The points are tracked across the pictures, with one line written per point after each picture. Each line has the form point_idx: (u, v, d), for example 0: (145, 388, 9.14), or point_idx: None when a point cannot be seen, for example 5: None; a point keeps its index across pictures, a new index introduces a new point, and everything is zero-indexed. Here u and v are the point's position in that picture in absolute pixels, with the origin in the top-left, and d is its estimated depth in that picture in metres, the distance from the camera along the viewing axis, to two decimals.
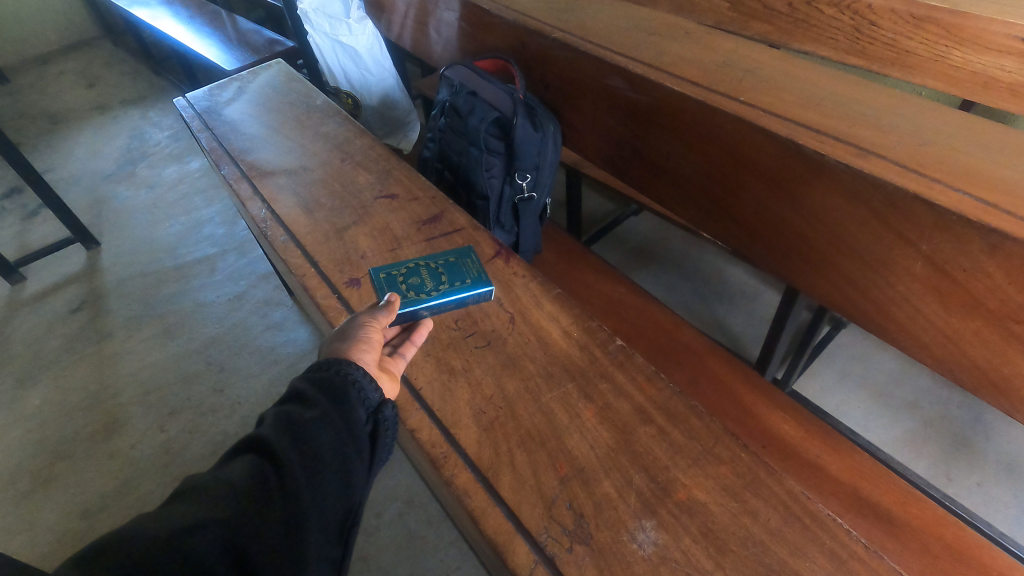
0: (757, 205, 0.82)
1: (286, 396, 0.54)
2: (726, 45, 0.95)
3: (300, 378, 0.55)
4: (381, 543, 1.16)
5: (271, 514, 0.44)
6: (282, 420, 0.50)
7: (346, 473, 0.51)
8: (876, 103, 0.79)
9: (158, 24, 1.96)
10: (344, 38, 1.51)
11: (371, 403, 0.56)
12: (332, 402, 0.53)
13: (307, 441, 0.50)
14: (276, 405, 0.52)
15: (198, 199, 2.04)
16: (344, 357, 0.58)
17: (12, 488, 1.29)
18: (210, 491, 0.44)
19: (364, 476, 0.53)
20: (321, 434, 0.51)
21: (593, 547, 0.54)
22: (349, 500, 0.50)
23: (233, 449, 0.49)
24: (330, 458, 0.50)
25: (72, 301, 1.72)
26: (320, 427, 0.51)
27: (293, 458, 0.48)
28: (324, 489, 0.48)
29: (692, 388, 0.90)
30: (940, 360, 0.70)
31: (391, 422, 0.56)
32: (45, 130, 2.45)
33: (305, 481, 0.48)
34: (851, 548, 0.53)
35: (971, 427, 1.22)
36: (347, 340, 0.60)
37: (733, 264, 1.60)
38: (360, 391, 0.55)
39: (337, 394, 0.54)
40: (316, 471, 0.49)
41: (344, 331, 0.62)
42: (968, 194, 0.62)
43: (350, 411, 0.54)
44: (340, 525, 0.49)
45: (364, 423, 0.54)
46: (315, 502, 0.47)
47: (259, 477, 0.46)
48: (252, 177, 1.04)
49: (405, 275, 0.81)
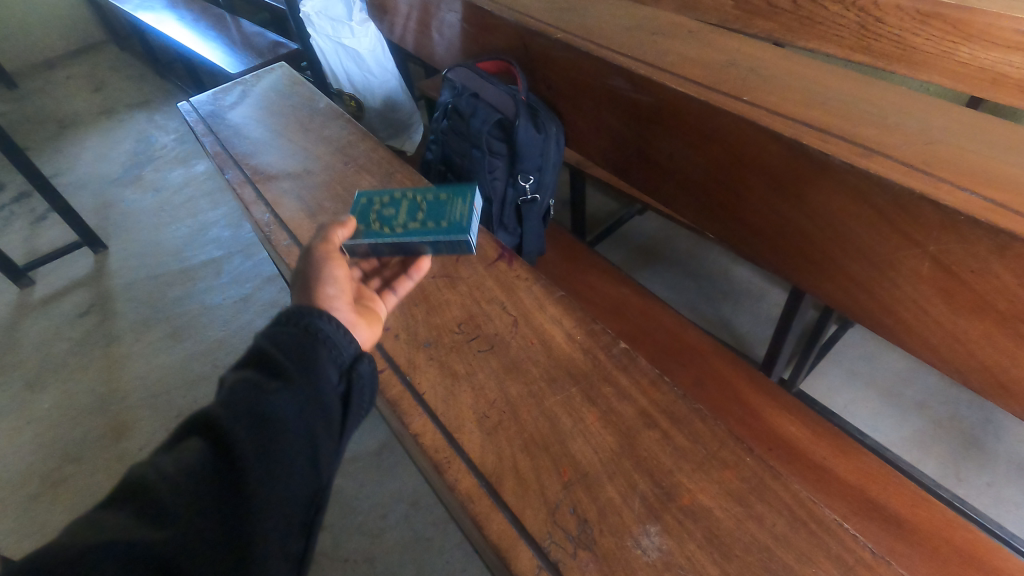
0: (761, 204, 0.81)
1: (248, 364, 0.51)
2: (729, 43, 0.94)
3: (265, 337, 0.53)
4: (388, 544, 1.16)
5: (219, 508, 0.42)
6: (239, 393, 0.48)
7: (311, 449, 0.48)
8: (882, 102, 0.78)
9: (163, 28, 1.96)
10: (347, 40, 1.52)
11: (346, 359, 0.55)
12: (300, 366, 0.51)
13: (267, 415, 0.47)
14: (236, 372, 0.50)
15: (203, 202, 2.05)
16: (311, 309, 0.57)
17: (23, 491, 1.31)
18: (153, 486, 0.42)
19: (333, 452, 0.50)
20: (283, 407, 0.48)
21: (598, 553, 0.54)
22: (317, 480, 0.48)
23: (183, 429, 0.46)
24: (295, 431, 0.47)
25: (80, 305, 1.73)
26: (283, 398, 0.48)
27: (249, 435, 0.45)
28: (287, 470, 0.45)
29: (697, 390, 0.89)
30: (948, 361, 0.70)
31: (366, 377, 0.55)
32: (52, 134, 2.47)
33: (261, 466, 0.44)
34: (858, 554, 0.52)
35: (981, 427, 1.20)
36: (311, 271, 0.64)
37: (738, 263, 1.58)
38: (332, 348, 0.54)
39: (306, 361, 0.52)
40: (276, 452, 0.46)
41: (306, 264, 0.65)
42: (975, 194, 0.61)
43: (319, 377, 0.51)
44: (304, 511, 0.46)
45: (336, 382, 0.53)
46: (274, 488, 0.44)
47: (210, 463, 0.44)
48: (256, 181, 1.04)
49: (390, 202, 0.81)
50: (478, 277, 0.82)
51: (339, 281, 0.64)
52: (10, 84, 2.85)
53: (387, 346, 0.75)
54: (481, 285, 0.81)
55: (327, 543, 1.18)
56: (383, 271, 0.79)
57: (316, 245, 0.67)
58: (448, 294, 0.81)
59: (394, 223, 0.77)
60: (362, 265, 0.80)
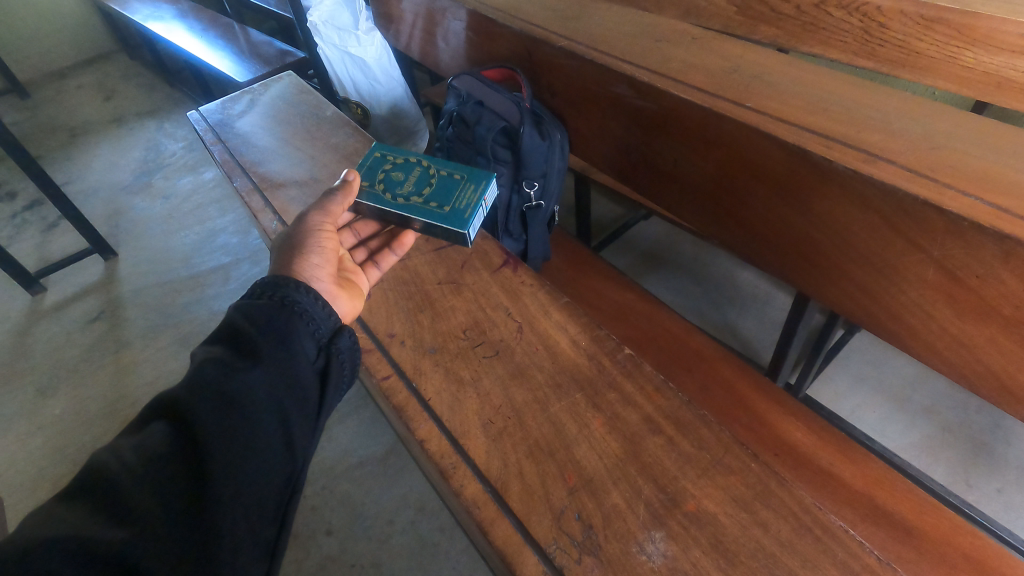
0: (762, 208, 0.82)
1: (221, 342, 0.53)
2: (733, 50, 0.95)
3: (240, 311, 0.56)
4: (395, 550, 1.16)
5: (187, 494, 0.43)
6: (209, 373, 0.49)
7: (285, 430, 0.50)
8: (884, 107, 0.78)
9: (172, 38, 1.99)
10: (353, 49, 1.53)
11: (324, 336, 0.58)
12: (275, 343, 0.54)
13: (237, 397, 0.48)
14: (207, 351, 0.52)
15: (212, 208, 2.07)
16: (287, 281, 0.60)
17: (34, 496, 1.33)
18: (114, 481, 0.42)
19: (308, 432, 0.52)
20: (255, 387, 0.50)
21: (602, 559, 0.54)
22: (292, 464, 0.50)
23: (149, 416, 0.47)
24: (268, 410, 0.50)
25: (90, 311, 1.76)
26: (254, 373, 0.51)
27: (216, 418, 0.47)
28: (260, 453, 0.47)
29: (701, 396, 0.90)
30: (954, 366, 0.70)
31: (346, 351, 0.59)
32: (64, 143, 2.50)
33: (229, 453, 0.46)
34: (864, 560, 0.52)
35: (991, 433, 1.19)
36: (300, 235, 0.70)
37: (744, 267, 1.58)
38: (310, 325, 0.58)
39: (281, 340, 0.54)
40: (246, 437, 0.47)
41: (297, 227, 0.71)
42: (980, 199, 0.61)
43: (297, 353, 0.55)
44: (277, 497, 0.48)
45: (314, 357, 0.56)
46: (244, 473, 0.46)
47: (176, 446, 0.45)
48: (263, 190, 1.05)
49: (408, 170, 0.89)
50: (483, 284, 0.83)
51: (324, 249, 0.70)
52: (23, 94, 2.90)
53: (394, 353, 0.75)
54: (485, 292, 0.82)
55: (334, 548, 1.18)
56: (371, 241, 0.88)
57: (313, 210, 0.74)
58: (453, 300, 0.81)
59: (401, 191, 0.86)
60: (363, 229, 0.89)
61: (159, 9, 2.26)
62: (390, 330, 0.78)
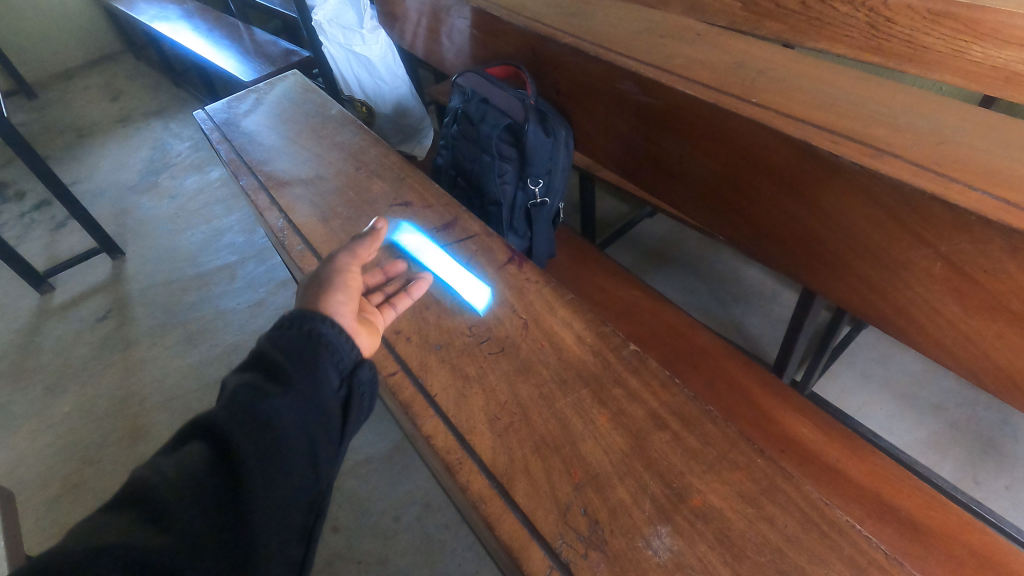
0: (769, 205, 0.82)
1: (249, 367, 0.53)
2: (738, 45, 0.95)
3: (267, 340, 0.55)
4: (401, 546, 1.17)
5: (222, 509, 0.43)
6: (241, 396, 0.49)
7: (311, 455, 0.50)
8: (892, 102, 0.78)
9: (178, 38, 2.00)
10: (358, 48, 1.56)
11: (346, 366, 0.56)
12: (300, 367, 0.53)
13: (268, 421, 0.48)
14: (237, 376, 0.52)
15: (219, 208, 2.08)
16: (312, 311, 0.58)
17: (44, 492, 1.34)
18: (150, 489, 0.42)
19: (332, 456, 0.52)
20: (283, 413, 0.50)
21: (608, 553, 0.54)
22: (316, 487, 0.50)
23: (182, 434, 0.48)
24: (295, 436, 0.49)
25: (99, 309, 1.77)
26: (284, 400, 0.50)
27: (250, 439, 0.47)
28: (287, 474, 0.47)
29: (708, 392, 0.89)
30: (962, 361, 0.69)
31: (367, 384, 0.57)
32: (72, 143, 2.52)
33: (261, 471, 0.46)
34: (871, 555, 0.52)
35: (999, 430, 1.19)
36: (326, 274, 0.65)
37: (749, 264, 1.58)
38: (332, 351, 0.56)
39: (307, 367, 0.53)
40: (276, 457, 0.47)
41: (325, 265, 0.66)
42: (987, 193, 0.60)
43: (321, 382, 0.53)
44: (304, 515, 0.48)
45: (337, 387, 0.55)
46: (274, 491, 0.46)
47: (211, 465, 0.45)
48: (269, 188, 1.06)
49: (419, 255, 0.88)
50: (488, 280, 0.83)
51: (350, 287, 0.64)
52: (31, 94, 2.91)
53: (399, 349, 0.76)
54: (491, 289, 0.82)
55: (341, 544, 1.19)
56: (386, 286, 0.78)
57: (340, 252, 0.68)
58: (458, 297, 0.81)
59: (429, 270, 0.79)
60: (367, 278, 0.79)
61: (164, 9, 2.27)
62: (396, 326, 0.78)
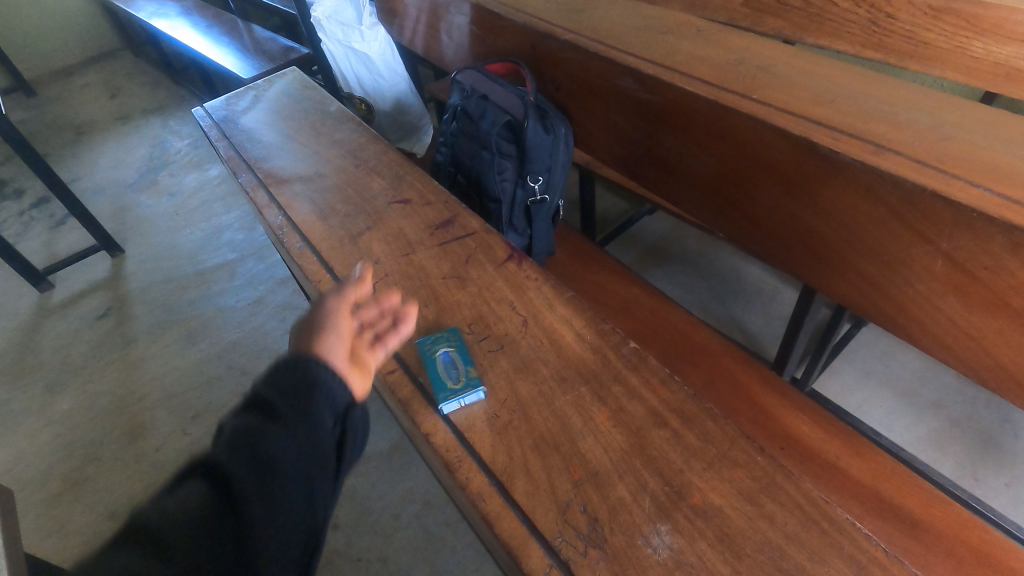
0: (770, 202, 0.81)
1: (245, 404, 0.52)
2: (739, 42, 0.94)
3: (262, 380, 0.54)
4: (401, 543, 1.17)
5: (225, 547, 0.43)
6: (239, 434, 0.48)
7: (309, 493, 0.50)
8: (893, 99, 0.77)
9: (177, 35, 1.99)
10: (356, 45, 1.55)
11: (340, 406, 0.55)
12: (297, 406, 0.52)
13: (268, 461, 0.48)
14: (232, 415, 0.50)
15: (218, 205, 2.07)
16: (306, 353, 0.56)
17: (44, 491, 1.34)
18: (153, 527, 0.42)
19: (328, 491, 0.52)
20: (283, 453, 0.49)
21: (608, 551, 0.54)
22: (313, 523, 0.49)
23: (179, 472, 0.46)
24: (294, 475, 0.49)
25: (98, 307, 1.77)
26: (281, 440, 0.49)
27: (253, 475, 0.47)
28: (287, 512, 0.47)
29: (708, 390, 0.89)
30: (962, 358, 0.69)
31: (358, 424, 0.57)
32: (71, 140, 2.52)
33: (264, 508, 0.46)
34: (871, 553, 0.52)
35: (999, 427, 1.19)
36: (315, 316, 0.62)
37: (749, 261, 1.58)
38: (329, 392, 0.54)
39: (304, 406, 0.52)
40: (277, 496, 0.47)
41: (314, 309, 0.64)
42: (988, 190, 0.60)
43: (318, 422, 0.52)
44: (302, 550, 0.48)
45: (333, 428, 0.54)
46: (276, 529, 0.46)
47: (211, 503, 0.44)
48: (268, 185, 1.06)
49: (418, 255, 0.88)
50: (488, 278, 0.83)
51: (340, 327, 0.62)
52: (29, 92, 2.91)
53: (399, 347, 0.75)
54: (491, 286, 0.82)
55: (340, 542, 1.19)
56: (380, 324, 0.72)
57: (328, 296, 0.66)
58: (458, 294, 0.81)
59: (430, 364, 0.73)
60: None
61: (163, 6, 2.26)
62: None
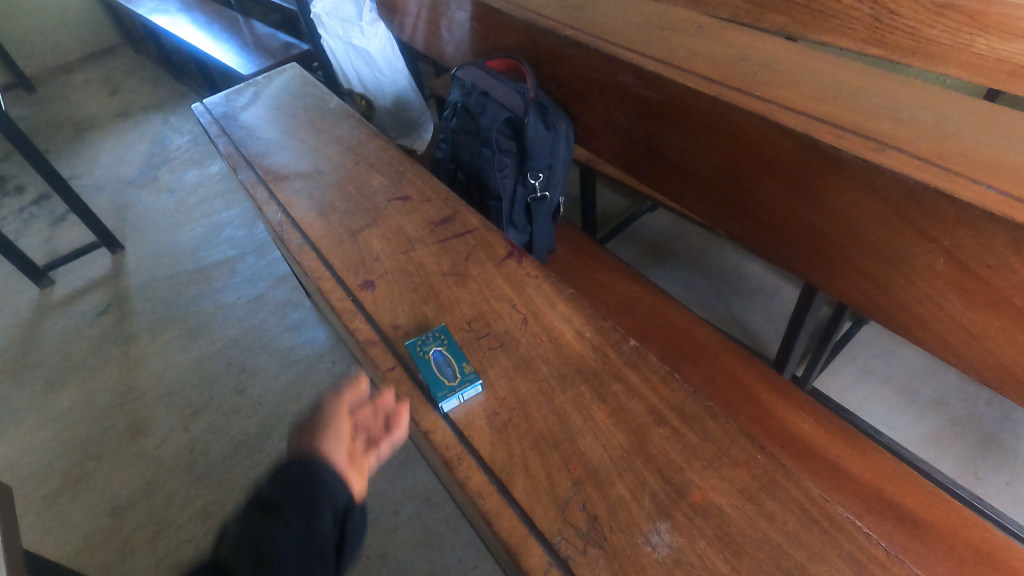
0: (771, 200, 0.81)
1: (254, 503, 0.58)
2: (742, 39, 0.94)
3: (269, 481, 0.59)
4: (401, 540, 1.17)
5: None
6: (245, 536, 0.54)
7: None
8: (896, 96, 0.77)
9: (177, 31, 1.99)
10: (356, 41, 1.54)
11: (340, 505, 0.60)
12: (299, 510, 0.57)
13: (269, 561, 0.53)
14: (243, 514, 0.57)
15: (218, 202, 2.07)
16: (309, 455, 0.62)
17: (44, 487, 1.34)
18: None
19: None
20: (283, 554, 0.54)
21: (607, 549, 0.54)
22: None
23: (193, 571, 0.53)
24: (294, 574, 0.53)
25: (98, 304, 1.76)
26: (283, 542, 0.54)
27: None
28: None
29: (708, 388, 0.89)
30: (964, 357, 0.69)
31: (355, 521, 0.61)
32: (71, 137, 2.51)
33: None
34: (871, 552, 0.52)
35: (1000, 426, 1.18)
36: (318, 414, 0.67)
37: (751, 259, 1.57)
38: (329, 494, 0.59)
39: (305, 507, 0.57)
40: None
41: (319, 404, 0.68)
42: (991, 187, 0.60)
43: (318, 520, 0.57)
44: None
45: (332, 526, 0.58)
46: None
47: None
48: (268, 181, 1.05)
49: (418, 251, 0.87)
50: (488, 275, 0.83)
51: (337, 430, 0.65)
52: (29, 88, 2.90)
53: (398, 345, 0.75)
54: (491, 284, 0.81)
55: None
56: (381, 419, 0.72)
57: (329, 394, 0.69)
58: (458, 292, 0.81)
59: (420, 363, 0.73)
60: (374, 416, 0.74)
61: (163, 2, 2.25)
62: (395, 322, 0.78)
